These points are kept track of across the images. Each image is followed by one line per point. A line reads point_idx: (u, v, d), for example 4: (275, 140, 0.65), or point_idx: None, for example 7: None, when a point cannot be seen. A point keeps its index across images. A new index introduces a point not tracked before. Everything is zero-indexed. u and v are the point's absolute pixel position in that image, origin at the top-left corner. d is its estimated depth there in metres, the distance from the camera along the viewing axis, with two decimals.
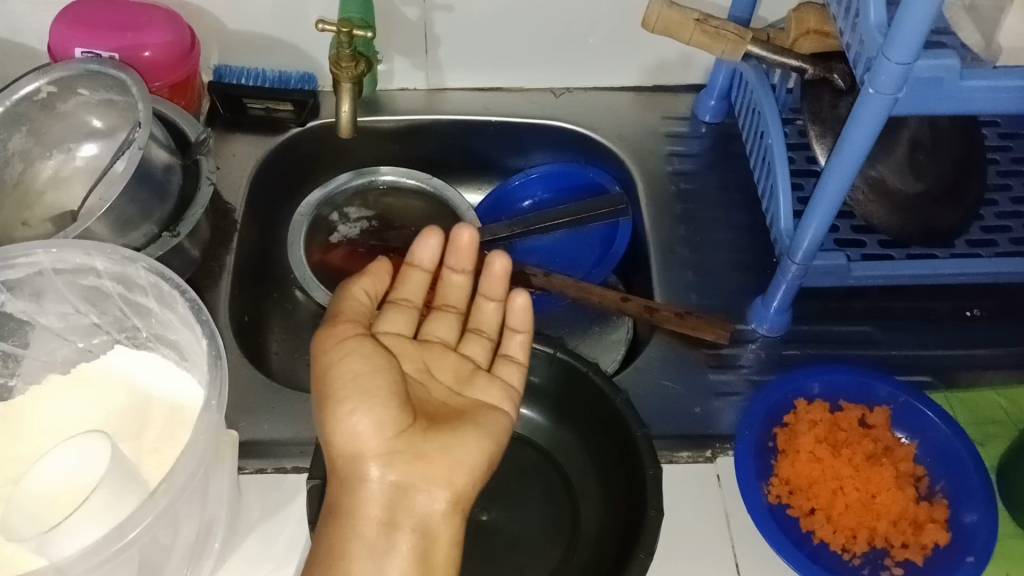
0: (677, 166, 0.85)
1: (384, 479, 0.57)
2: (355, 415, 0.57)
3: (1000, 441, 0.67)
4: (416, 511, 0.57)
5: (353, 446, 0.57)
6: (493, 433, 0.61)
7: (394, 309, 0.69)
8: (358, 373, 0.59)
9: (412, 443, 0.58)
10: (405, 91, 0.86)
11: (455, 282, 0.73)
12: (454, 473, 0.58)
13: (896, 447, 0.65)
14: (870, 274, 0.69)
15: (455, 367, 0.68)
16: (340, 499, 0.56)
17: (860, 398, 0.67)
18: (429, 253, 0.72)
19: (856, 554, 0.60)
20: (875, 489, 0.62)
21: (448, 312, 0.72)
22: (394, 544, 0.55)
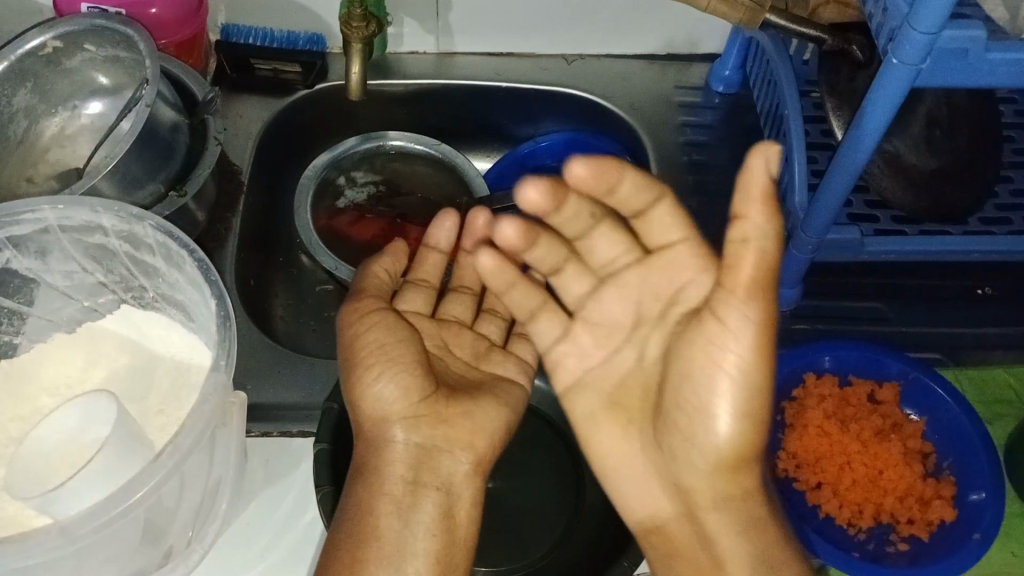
0: (690, 137, 0.84)
1: (410, 442, 0.58)
2: (381, 381, 0.57)
3: (1009, 420, 0.68)
4: (442, 472, 0.58)
5: (377, 411, 0.57)
6: (509, 404, 0.63)
7: (413, 288, 0.68)
8: (382, 343, 0.59)
9: (435, 408, 0.59)
10: (414, 55, 0.85)
11: (471, 263, 0.72)
12: (475, 437, 0.59)
13: (905, 423, 0.65)
14: (883, 249, 0.68)
15: (471, 344, 0.68)
16: (366, 459, 0.57)
17: (870, 373, 0.66)
18: (444, 234, 0.71)
19: (862, 529, 0.61)
20: (882, 465, 0.63)
21: (463, 293, 0.71)
22: (418, 503, 0.56)
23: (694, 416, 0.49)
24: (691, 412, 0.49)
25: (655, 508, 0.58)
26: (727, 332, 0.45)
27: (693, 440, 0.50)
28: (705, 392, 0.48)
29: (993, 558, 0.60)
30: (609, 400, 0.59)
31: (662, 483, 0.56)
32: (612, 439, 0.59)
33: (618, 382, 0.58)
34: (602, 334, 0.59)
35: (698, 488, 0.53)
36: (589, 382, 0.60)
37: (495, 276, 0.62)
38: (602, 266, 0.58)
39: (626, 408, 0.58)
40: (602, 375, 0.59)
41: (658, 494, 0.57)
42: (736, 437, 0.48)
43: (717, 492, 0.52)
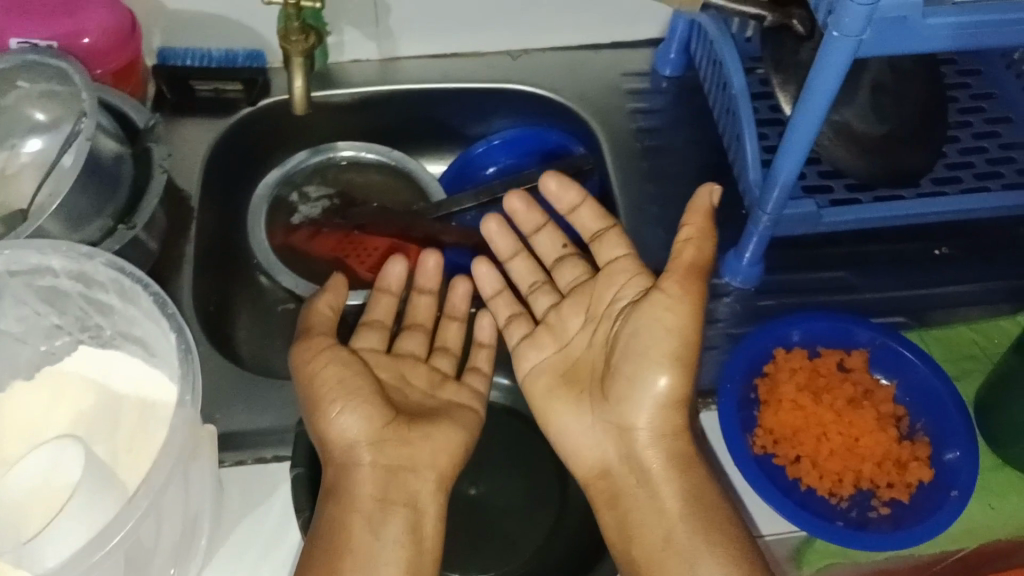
0: (641, 123, 0.84)
1: (376, 463, 0.58)
2: (343, 413, 0.57)
3: (976, 376, 0.68)
4: (408, 489, 0.58)
5: (343, 441, 0.57)
6: (465, 425, 0.63)
7: (366, 329, 0.69)
8: (341, 377, 0.59)
9: (398, 432, 0.59)
10: (356, 63, 0.84)
11: (423, 303, 0.72)
12: (437, 457, 0.60)
13: (875, 389, 0.66)
14: (842, 220, 0.68)
15: (426, 375, 0.68)
16: (337, 479, 0.57)
17: (838, 343, 0.67)
18: (397, 274, 0.71)
19: (843, 498, 0.61)
20: (858, 433, 0.64)
21: (416, 329, 0.71)
22: (388, 518, 0.57)
23: (647, 362, 0.57)
24: (646, 364, 0.57)
25: (600, 460, 0.62)
26: (669, 301, 0.56)
27: (644, 385, 0.58)
28: (655, 342, 0.57)
29: (971, 511, 0.62)
30: (562, 378, 0.66)
31: (603, 436, 0.62)
32: (565, 410, 0.64)
33: (567, 366, 0.66)
34: (552, 330, 0.68)
35: (644, 428, 0.59)
36: (542, 367, 0.67)
37: (486, 277, 0.72)
38: (563, 287, 0.71)
39: (578, 379, 0.65)
40: (555, 361, 0.67)
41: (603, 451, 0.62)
42: (680, 378, 0.57)
43: (653, 439, 0.59)
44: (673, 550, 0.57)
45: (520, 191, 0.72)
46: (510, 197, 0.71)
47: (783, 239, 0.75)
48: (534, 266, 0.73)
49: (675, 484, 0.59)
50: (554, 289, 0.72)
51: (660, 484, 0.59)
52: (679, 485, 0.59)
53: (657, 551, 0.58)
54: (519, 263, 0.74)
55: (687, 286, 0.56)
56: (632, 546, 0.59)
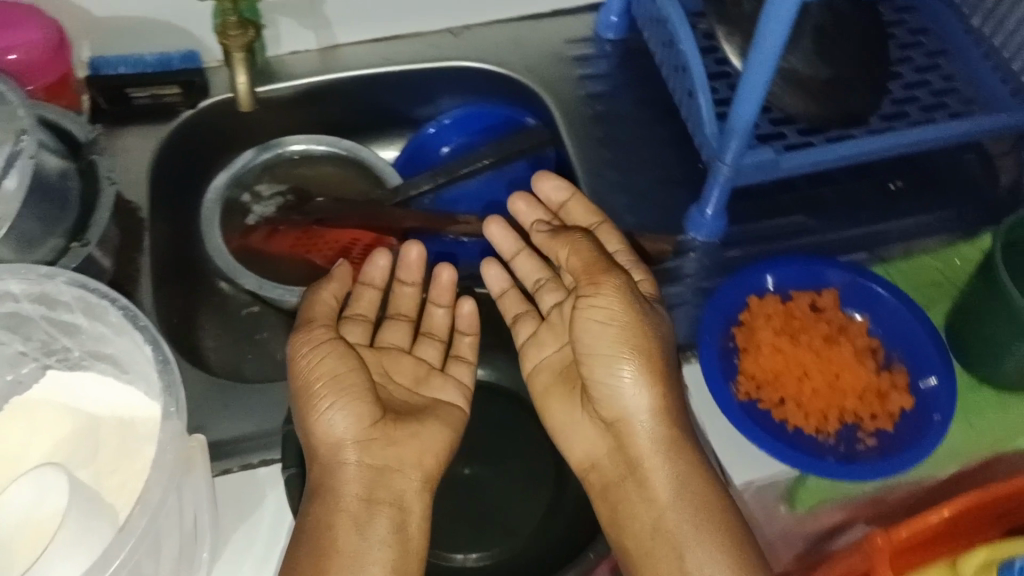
0: (590, 89, 0.84)
1: (363, 463, 0.57)
2: (333, 410, 0.57)
3: (943, 302, 0.70)
4: (392, 488, 0.58)
5: (329, 441, 0.57)
6: (452, 423, 0.64)
7: (350, 321, 0.69)
8: (337, 372, 0.58)
9: (384, 430, 0.59)
10: (296, 55, 0.82)
11: (406, 294, 0.72)
12: (423, 456, 0.60)
13: (849, 325, 0.67)
14: (800, 164, 0.69)
15: (411, 368, 0.68)
16: (320, 480, 0.56)
17: (809, 285, 0.68)
18: (379, 270, 0.71)
19: (830, 434, 0.63)
20: (837, 369, 0.65)
21: (400, 320, 0.71)
22: (374, 517, 0.56)
23: (604, 356, 0.60)
24: (603, 356, 0.60)
25: (592, 456, 0.64)
26: (599, 294, 0.60)
27: (611, 378, 0.60)
28: (603, 337, 0.60)
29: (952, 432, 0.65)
30: (558, 377, 0.67)
31: (595, 432, 0.64)
32: (559, 408, 0.66)
33: (566, 364, 0.67)
34: (557, 327, 0.68)
35: (630, 424, 0.60)
36: (543, 365, 0.68)
37: (494, 277, 0.72)
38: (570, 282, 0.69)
39: (571, 378, 0.66)
40: (551, 360, 0.68)
41: (592, 444, 0.64)
42: (641, 367, 0.59)
43: (646, 434, 0.60)
44: (662, 539, 0.59)
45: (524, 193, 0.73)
46: (515, 197, 0.73)
47: (742, 190, 0.76)
48: (539, 263, 0.71)
49: (662, 472, 0.59)
50: (562, 284, 0.70)
51: (650, 474, 0.60)
52: (669, 475, 0.59)
53: (648, 539, 0.59)
54: (523, 261, 0.72)
55: (597, 280, 0.60)
56: (626, 538, 0.60)
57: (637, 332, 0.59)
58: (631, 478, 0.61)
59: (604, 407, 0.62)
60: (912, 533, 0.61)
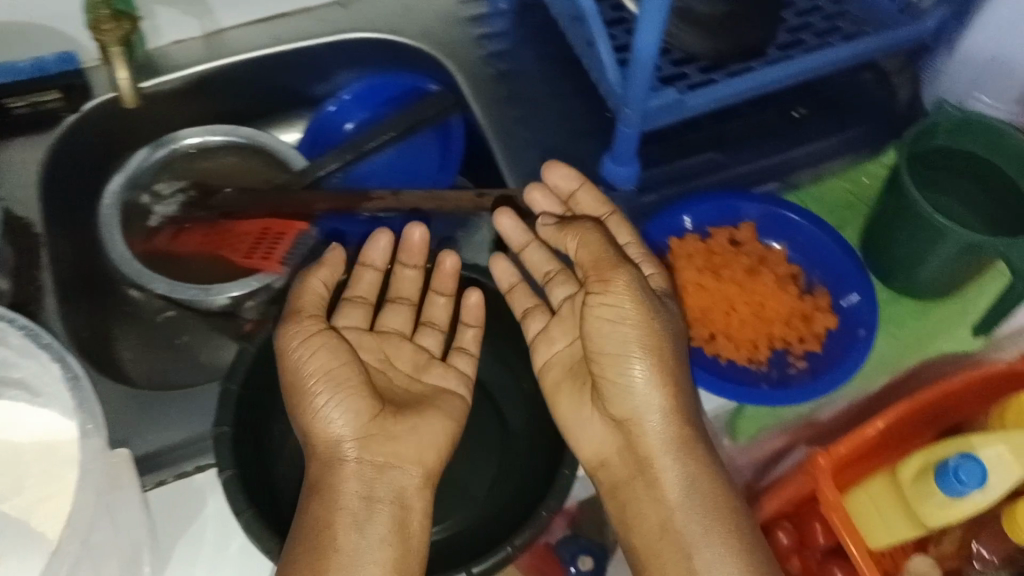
0: (490, 49, 0.82)
1: (364, 460, 0.56)
2: (330, 406, 0.56)
3: (855, 222, 0.72)
4: (391, 483, 0.56)
5: (329, 438, 0.56)
6: (454, 415, 0.62)
7: (348, 305, 0.67)
8: (329, 368, 0.57)
9: (383, 425, 0.58)
10: (180, 44, 0.78)
11: (408, 277, 0.70)
12: (423, 453, 0.58)
13: (768, 254, 0.68)
14: (703, 102, 0.69)
15: (411, 357, 0.67)
16: (320, 475, 0.56)
17: (725, 220, 0.69)
18: (379, 251, 0.68)
19: (762, 361, 0.64)
20: (762, 299, 0.66)
21: (400, 304, 0.69)
22: (374, 514, 0.54)
23: (615, 354, 0.59)
24: (615, 352, 0.59)
25: (602, 454, 0.62)
26: (612, 291, 0.58)
27: (622, 376, 0.59)
28: (616, 335, 0.59)
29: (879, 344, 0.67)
30: (569, 374, 0.65)
31: (605, 430, 0.62)
32: (568, 405, 0.64)
33: (578, 361, 0.65)
34: (566, 321, 0.66)
35: (641, 423, 0.59)
36: (553, 361, 0.65)
37: (503, 271, 0.68)
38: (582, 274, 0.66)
39: (581, 374, 0.64)
40: (562, 356, 0.65)
41: (601, 441, 0.62)
42: (654, 365, 0.58)
43: (656, 432, 0.59)
44: (670, 539, 0.57)
45: (539, 184, 0.69)
46: (529, 188, 0.69)
47: (654, 132, 0.76)
48: (549, 254, 0.68)
49: (672, 470, 0.58)
50: (572, 276, 0.67)
51: (660, 474, 0.59)
52: (679, 475, 0.58)
53: (655, 538, 0.58)
54: (533, 252, 0.69)
55: (606, 277, 0.58)
56: (632, 534, 0.59)
57: (653, 334, 0.58)
58: (639, 476, 0.60)
59: (616, 404, 0.60)
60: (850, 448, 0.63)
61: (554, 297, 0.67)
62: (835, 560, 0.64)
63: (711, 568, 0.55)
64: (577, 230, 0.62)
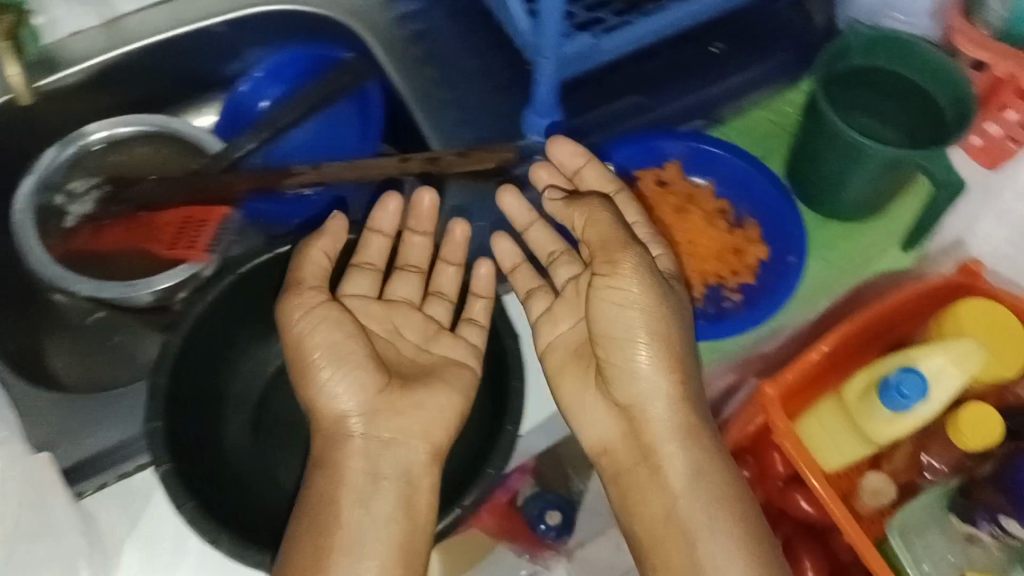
0: (401, 10, 0.79)
1: (369, 435, 0.57)
2: (332, 380, 0.57)
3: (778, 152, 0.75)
4: (398, 460, 0.57)
5: (334, 411, 0.57)
6: (461, 388, 0.61)
7: (357, 273, 0.67)
8: (332, 342, 0.57)
9: (390, 400, 0.58)
10: (77, 35, 0.75)
11: (417, 244, 0.69)
12: (431, 429, 0.58)
13: (696, 192, 0.68)
14: (617, 45, 0.68)
15: (421, 326, 0.67)
16: (325, 453, 0.57)
17: (650, 161, 0.68)
18: (388, 219, 0.67)
19: (698, 298, 0.65)
20: (693, 237, 0.67)
21: (410, 272, 0.69)
22: (379, 490, 0.56)
23: (619, 340, 0.59)
24: (622, 343, 0.59)
25: (606, 440, 0.63)
26: (620, 274, 0.58)
27: (626, 362, 0.59)
28: (623, 319, 0.59)
29: (815, 267, 0.68)
30: (574, 356, 0.65)
31: (611, 417, 0.63)
32: (574, 385, 0.64)
33: (581, 341, 0.65)
34: (572, 303, 0.66)
35: (646, 409, 0.60)
36: (564, 341, 0.66)
37: (505, 251, 0.69)
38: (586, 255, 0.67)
39: (586, 355, 0.65)
40: (567, 339, 0.66)
41: (604, 427, 0.63)
42: (660, 348, 0.58)
43: (663, 418, 0.60)
44: (674, 530, 0.58)
45: (546, 161, 0.67)
46: (536, 165, 0.67)
47: (576, 79, 0.75)
48: (554, 233, 0.69)
49: (676, 460, 0.59)
50: (576, 256, 0.68)
51: (663, 462, 0.60)
52: (684, 466, 0.59)
53: (661, 527, 0.59)
54: (537, 232, 0.69)
55: (613, 258, 0.59)
56: (635, 524, 0.61)
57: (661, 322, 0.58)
58: (643, 462, 0.61)
59: (621, 392, 0.61)
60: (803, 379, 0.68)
61: (557, 277, 0.68)
62: (795, 487, 0.72)
63: (714, 557, 0.56)
64: (585, 210, 0.61)
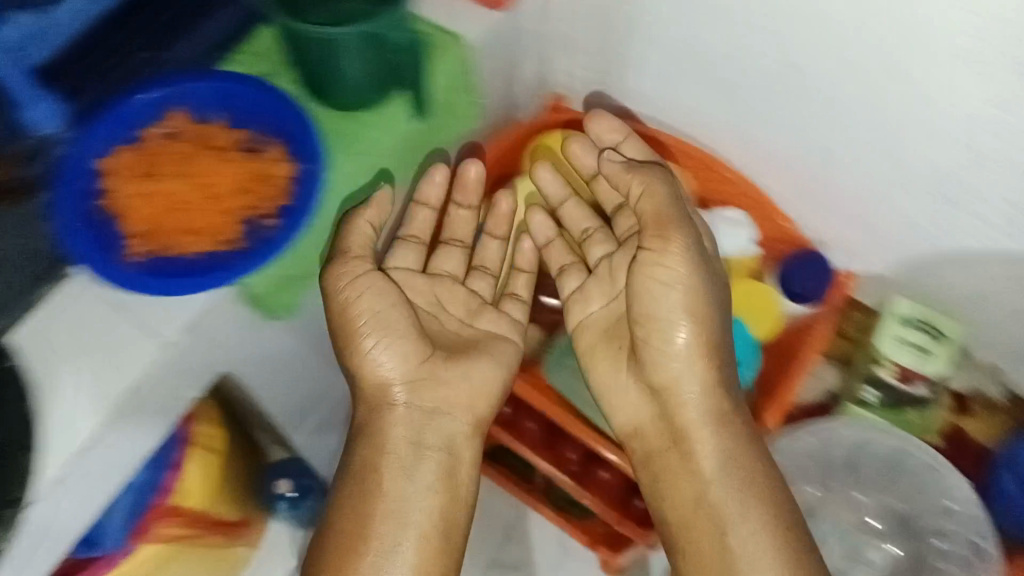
0: None
1: (412, 404, 0.65)
2: (377, 348, 0.64)
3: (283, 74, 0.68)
4: (441, 432, 0.65)
5: (378, 378, 0.64)
6: (501, 361, 0.70)
7: (403, 246, 0.74)
8: (376, 310, 0.64)
9: (432, 368, 0.66)
10: None
11: (461, 217, 0.77)
12: (474, 401, 0.67)
13: (212, 135, 0.63)
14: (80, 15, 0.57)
15: (462, 299, 0.75)
16: (368, 419, 0.64)
17: (134, 124, 0.60)
18: (435, 190, 0.74)
19: (239, 237, 0.61)
20: (210, 181, 0.62)
21: (453, 246, 0.77)
22: (421, 463, 0.63)
23: (661, 320, 0.64)
24: (661, 320, 0.64)
25: (635, 421, 0.67)
26: (671, 254, 0.63)
27: (664, 341, 0.63)
28: (665, 301, 0.63)
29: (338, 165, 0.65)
30: (603, 336, 0.71)
31: (639, 397, 0.67)
32: (605, 366, 0.69)
33: (610, 324, 0.71)
34: (604, 283, 0.73)
35: (682, 390, 0.63)
36: (594, 320, 0.72)
37: (539, 227, 0.78)
38: (619, 236, 0.76)
39: (617, 336, 0.70)
40: (597, 317, 0.72)
41: (631, 410, 0.67)
42: (696, 332, 0.63)
43: (696, 406, 0.63)
44: (703, 513, 0.61)
45: (583, 139, 0.77)
46: (569, 142, 0.77)
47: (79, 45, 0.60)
48: (585, 211, 0.78)
49: (705, 450, 0.63)
50: (609, 235, 0.76)
51: (696, 445, 0.63)
52: (716, 449, 0.62)
53: (689, 511, 0.62)
54: (570, 209, 0.79)
55: (666, 236, 0.63)
56: (667, 513, 0.63)
57: (697, 309, 0.63)
58: (675, 448, 0.64)
59: (648, 354, 0.65)
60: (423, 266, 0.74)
61: (592, 257, 0.76)
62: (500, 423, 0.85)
63: (745, 544, 0.58)
64: (646, 185, 0.66)
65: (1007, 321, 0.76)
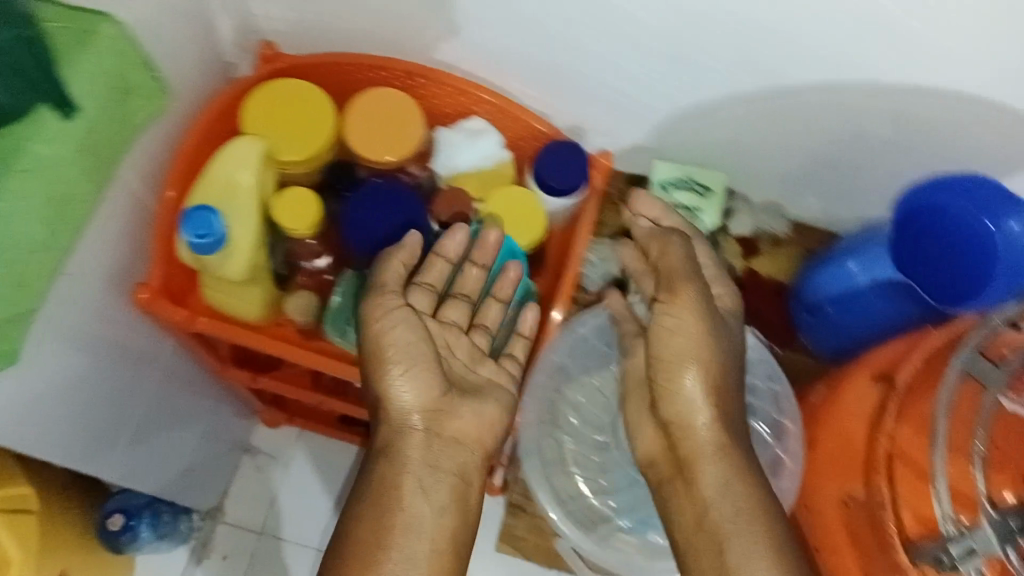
0: None
1: (430, 431, 0.61)
2: (404, 383, 0.61)
3: None
4: (455, 458, 0.61)
5: (402, 410, 0.61)
6: (507, 408, 0.66)
7: (416, 292, 0.66)
8: (406, 341, 0.61)
9: (449, 402, 0.62)
10: None
11: (473, 276, 0.69)
12: (483, 435, 0.64)
13: None
14: None
15: (467, 349, 0.68)
16: (386, 438, 0.61)
17: None
18: (456, 247, 0.68)
19: None
20: None
21: (461, 300, 0.69)
22: (438, 487, 0.59)
23: (675, 359, 0.61)
24: (674, 357, 0.61)
25: (651, 455, 0.65)
26: (680, 310, 0.61)
27: (674, 382, 0.61)
28: (673, 345, 0.61)
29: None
30: (634, 379, 0.67)
31: (658, 436, 0.65)
32: (636, 407, 0.67)
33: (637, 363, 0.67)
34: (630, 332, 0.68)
35: (706, 427, 0.60)
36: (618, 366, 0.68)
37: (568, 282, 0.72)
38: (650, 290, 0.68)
39: (642, 384, 0.66)
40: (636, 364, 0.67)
41: (645, 445, 0.65)
42: (706, 379, 0.60)
43: (704, 436, 0.60)
44: (707, 533, 0.58)
45: (642, 199, 0.68)
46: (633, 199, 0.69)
47: None
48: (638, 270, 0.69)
49: (715, 479, 0.58)
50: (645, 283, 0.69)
51: (700, 474, 0.60)
52: (716, 474, 0.59)
53: (694, 532, 0.58)
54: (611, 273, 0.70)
55: (675, 291, 0.61)
56: (677, 536, 0.60)
57: (706, 354, 0.60)
58: (682, 478, 0.61)
59: (663, 390, 0.62)
60: (160, 275, 0.71)
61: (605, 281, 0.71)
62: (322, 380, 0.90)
63: (744, 565, 0.54)
64: (661, 242, 0.65)
65: (767, 156, 0.76)
